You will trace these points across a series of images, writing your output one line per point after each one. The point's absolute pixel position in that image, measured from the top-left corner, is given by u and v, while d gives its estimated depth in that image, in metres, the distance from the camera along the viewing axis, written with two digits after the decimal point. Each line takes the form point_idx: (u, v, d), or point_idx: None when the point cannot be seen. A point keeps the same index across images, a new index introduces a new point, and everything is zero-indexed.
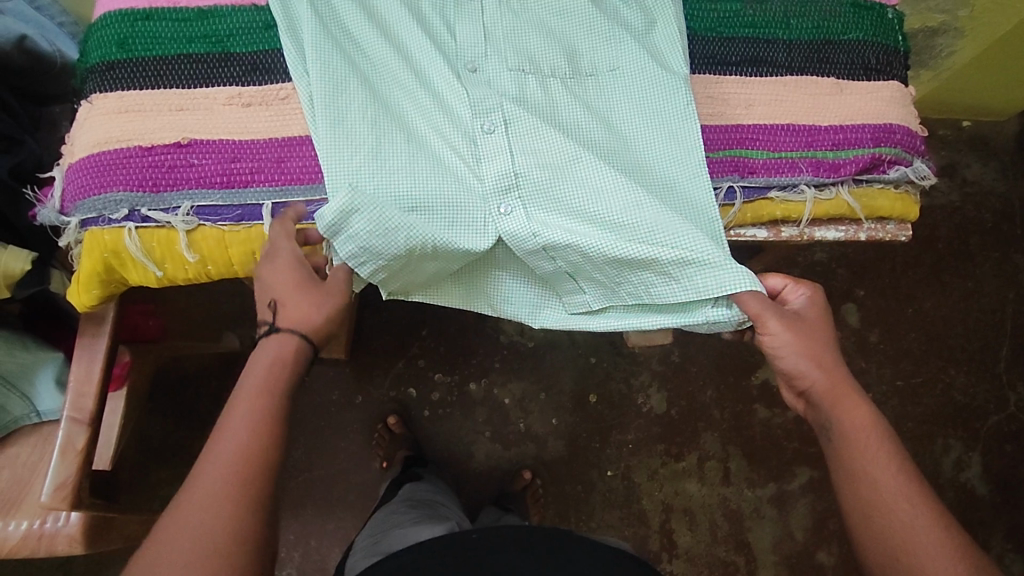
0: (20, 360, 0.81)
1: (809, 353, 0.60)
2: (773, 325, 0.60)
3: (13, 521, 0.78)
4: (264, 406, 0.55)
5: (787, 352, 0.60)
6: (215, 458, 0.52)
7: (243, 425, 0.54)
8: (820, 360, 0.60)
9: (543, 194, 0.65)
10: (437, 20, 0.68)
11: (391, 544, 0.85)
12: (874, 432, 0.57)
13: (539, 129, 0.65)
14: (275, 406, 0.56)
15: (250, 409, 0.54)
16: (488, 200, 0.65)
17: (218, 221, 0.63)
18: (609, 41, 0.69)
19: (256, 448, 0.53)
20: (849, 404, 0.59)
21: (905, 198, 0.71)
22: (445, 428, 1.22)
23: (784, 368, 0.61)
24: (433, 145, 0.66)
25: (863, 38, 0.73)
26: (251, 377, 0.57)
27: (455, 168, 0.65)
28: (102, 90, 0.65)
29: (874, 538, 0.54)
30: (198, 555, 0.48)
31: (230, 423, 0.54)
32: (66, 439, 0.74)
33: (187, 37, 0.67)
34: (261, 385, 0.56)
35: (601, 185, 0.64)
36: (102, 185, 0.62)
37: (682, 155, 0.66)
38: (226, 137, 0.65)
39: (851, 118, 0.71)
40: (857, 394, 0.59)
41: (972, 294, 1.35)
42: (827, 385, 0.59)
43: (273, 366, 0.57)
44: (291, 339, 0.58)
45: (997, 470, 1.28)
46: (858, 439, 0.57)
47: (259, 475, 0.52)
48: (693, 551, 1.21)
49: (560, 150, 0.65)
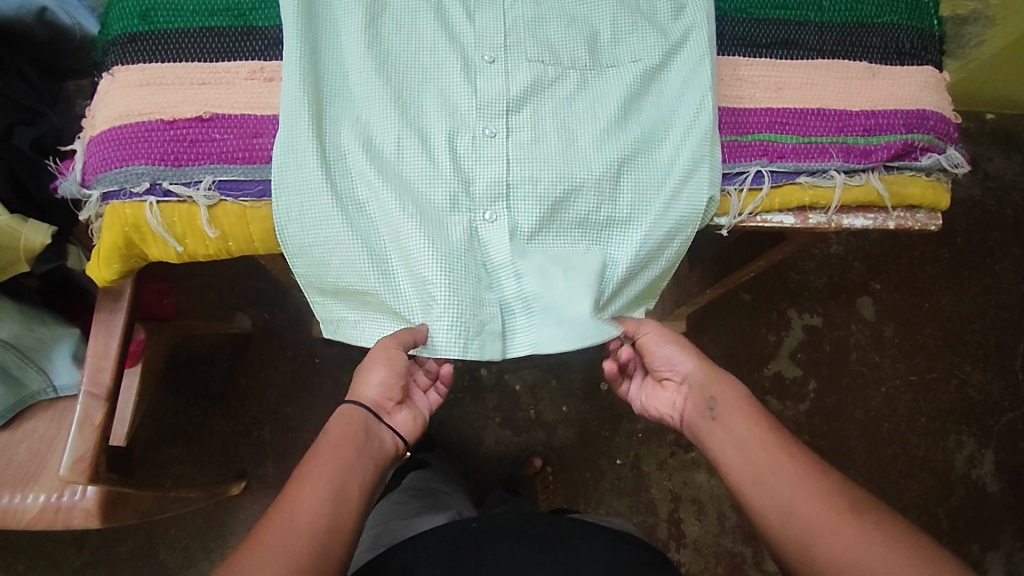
0: (37, 335, 0.80)
1: (685, 348, 0.67)
2: (648, 327, 0.68)
3: (31, 494, 0.79)
4: (332, 461, 0.56)
5: (661, 342, 0.68)
6: (301, 501, 0.52)
7: (320, 479, 0.54)
8: (693, 352, 0.67)
9: (534, 200, 0.63)
10: (458, 7, 0.66)
11: (393, 536, 0.85)
12: (740, 401, 0.61)
13: (538, 139, 0.64)
14: (341, 457, 0.57)
15: (321, 467, 0.55)
16: (473, 210, 0.63)
17: (240, 196, 0.62)
18: (633, 30, 0.67)
19: (332, 481, 0.55)
20: (659, 395, 0.70)
21: (936, 186, 0.70)
22: (456, 413, 1.22)
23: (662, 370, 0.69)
24: (429, 138, 0.63)
25: (897, 21, 0.71)
26: (320, 452, 0.57)
27: (443, 165, 0.63)
28: (124, 62, 0.64)
29: (797, 550, 0.51)
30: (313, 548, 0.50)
31: (306, 481, 0.54)
32: (84, 413, 0.75)
33: (209, 10, 0.66)
34: (327, 450, 0.57)
35: (590, 197, 0.64)
36: (124, 158, 0.61)
37: (701, 162, 0.65)
38: (249, 111, 0.64)
39: (884, 104, 0.69)
40: (722, 376, 0.64)
41: (992, 290, 1.33)
42: (697, 371, 0.66)
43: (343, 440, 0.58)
44: (361, 418, 0.61)
45: (1009, 469, 1.27)
46: (722, 410, 0.62)
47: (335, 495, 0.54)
48: (701, 541, 1.21)
49: (560, 150, 0.64)
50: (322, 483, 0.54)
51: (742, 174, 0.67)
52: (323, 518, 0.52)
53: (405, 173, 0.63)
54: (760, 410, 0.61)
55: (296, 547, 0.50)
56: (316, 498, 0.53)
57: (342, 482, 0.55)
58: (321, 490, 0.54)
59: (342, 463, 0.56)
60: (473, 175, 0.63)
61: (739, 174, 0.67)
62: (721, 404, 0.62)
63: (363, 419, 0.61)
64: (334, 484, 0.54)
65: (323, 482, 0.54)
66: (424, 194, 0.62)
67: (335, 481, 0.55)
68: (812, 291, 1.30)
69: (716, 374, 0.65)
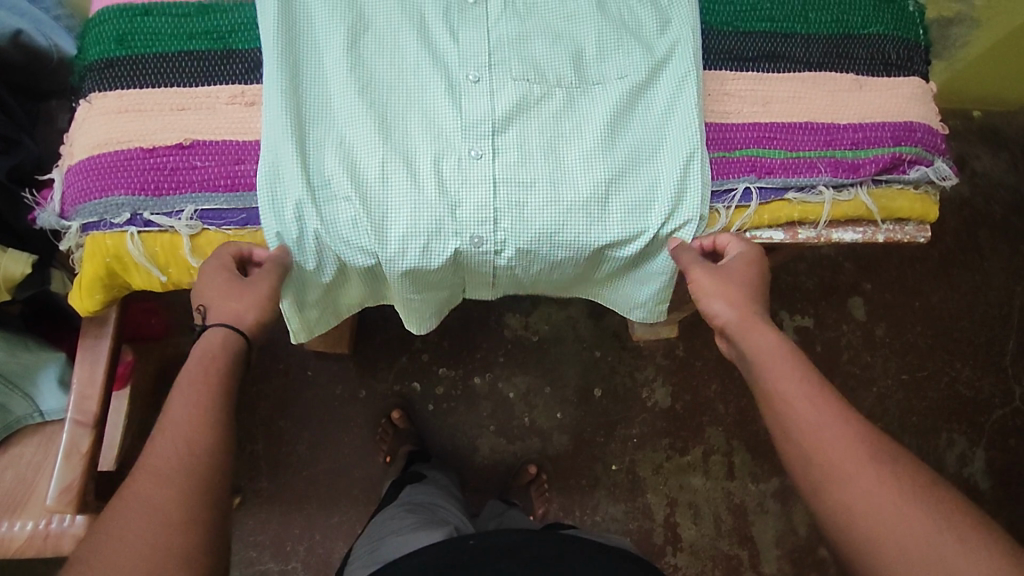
0: (21, 360, 0.80)
1: (724, 294, 0.61)
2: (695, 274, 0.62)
3: (18, 522, 0.77)
4: (205, 390, 0.53)
5: (702, 294, 0.62)
6: (170, 429, 0.51)
7: (188, 407, 0.52)
8: (734, 298, 0.61)
9: (521, 223, 0.63)
10: (440, 26, 0.65)
11: (387, 553, 0.84)
12: (777, 351, 0.57)
13: (527, 157, 0.63)
14: (213, 384, 0.54)
15: (187, 396, 0.52)
16: (461, 232, 0.62)
17: (223, 225, 0.62)
18: (618, 49, 0.66)
19: (202, 405, 0.52)
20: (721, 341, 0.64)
21: (925, 199, 0.69)
22: (449, 422, 1.22)
23: (704, 312, 0.63)
24: (416, 159, 0.62)
25: (883, 32, 0.71)
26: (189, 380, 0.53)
27: (428, 186, 0.61)
28: (101, 89, 0.63)
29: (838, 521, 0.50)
30: (182, 472, 0.49)
31: (173, 410, 0.52)
32: (71, 442, 0.74)
33: (187, 33, 0.64)
34: (197, 376, 0.54)
35: (578, 219, 0.63)
36: (103, 189, 0.60)
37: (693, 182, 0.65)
38: (229, 137, 0.62)
39: (871, 116, 0.69)
40: (765, 324, 0.59)
41: (981, 287, 1.34)
42: (736, 321, 0.60)
43: (206, 359, 0.55)
44: (219, 331, 0.56)
45: (1000, 465, 1.28)
46: (764, 361, 0.57)
47: (210, 415, 0.52)
48: (697, 544, 1.21)
49: (547, 170, 0.63)
50: (185, 408, 0.52)
51: (731, 192, 0.66)
52: (174, 478, 0.48)
53: (388, 197, 0.61)
54: (804, 362, 0.57)
55: (173, 478, 0.48)
56: (182, 422, 0.51)
57: (208, 403, 0.53)
58: (190, 410, 0.52)
59: (210, 389, 0.53)
60: (460, 197, 0.62)
61: (728, 192, 0.67)
62: (760, 361, 0.57)
63: (230, 341, 0.56)
64: (206, 405, 0.52)
65: (189, 406, 0.52)
66: (409, 215, 0.61)
67: (197, 406, 0.52)
68: (803, 293, 1.30)
69: (751, 320, 0.59)
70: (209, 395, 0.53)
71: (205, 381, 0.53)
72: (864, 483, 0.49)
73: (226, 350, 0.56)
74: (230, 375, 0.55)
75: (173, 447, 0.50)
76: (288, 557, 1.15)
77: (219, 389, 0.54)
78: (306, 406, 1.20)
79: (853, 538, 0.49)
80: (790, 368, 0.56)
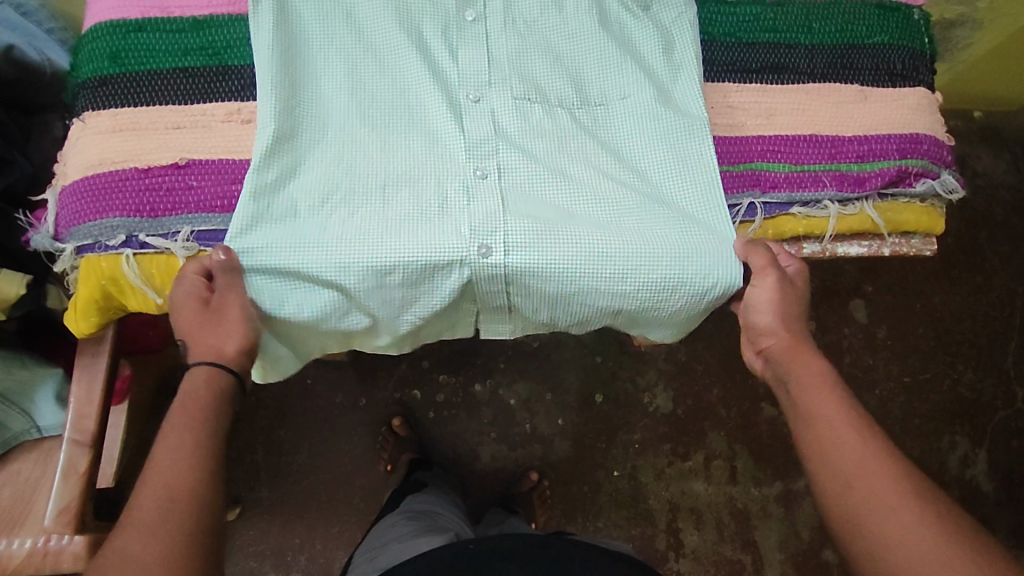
0: (19, 377, 0.79)
1: (783, 312, 0.60)
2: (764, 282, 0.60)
3: (17, 539, 0.76)
4: (192, 437, 0.53)
5: (760, 305, 0.61)
6: (157, 476, 0.50)
7: (175, 453, 0.51)
8: (788, 319, 0.60)
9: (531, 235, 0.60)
10: (439, 45, 0.64)
11: (391, 558, 0.83)
12: (823, 381, 0.57)
13: (534, 177, 0.62)
14: (200, 430, 0.53)
15: (176, 442, 0.52)
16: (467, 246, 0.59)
17: (220, 246, 0.61)
18: (619, 69, 0.65)
19: (190, 452, 0.52)
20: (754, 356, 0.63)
21: (931, 212, 0.69)
22: (450, 429, 1.21)
23: (752, 327, 0.62)
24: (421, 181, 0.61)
25: (887, 42, 0.70)
26: (178, 426, 0.53)
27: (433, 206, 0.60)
28: (94, 107, 0.62)
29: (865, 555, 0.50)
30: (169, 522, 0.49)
31: (161, 457, 0.52)
32: (68, 462, 0.73)
33: (181, 49, 0.63)
34: (185, 422, 0.53)
35: (588, 231, 0.60)
36: (97, 211, 0.59)
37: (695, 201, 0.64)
38: (225, 156, 0.61)
39: (876, 128, 0.68)
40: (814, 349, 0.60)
41: (983, 289, 1.33)
42: (787, 342, 0.60)
43: (195, 402, 0.54)
44: (203, 368, 0.56)
45: (1003, 467, 1.27)
46: (805, 389, 0.57)
47: (196, 461, 0.52)
48: (700, 550, 1.21)
49: (555, 190, 0.62)
50: (171, 456, 0.51)
51: (735, 207, 0.65)
52: (160, 530, 0.48)
53: (392, 215, 0.59)
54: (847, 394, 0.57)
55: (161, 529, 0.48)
56: (168, 470, 0.51)
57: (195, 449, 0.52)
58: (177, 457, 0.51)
59: (196, 435, 0.53)
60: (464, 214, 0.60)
61: (732, 207, 0.66)
62: (803, 392, 0.57)
63: (216, 379, 0.56)
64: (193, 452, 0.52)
65: (176, 454, 0.51)
66: (411, 232, 0.59)
67: (184, 452, 0.52)
68: None
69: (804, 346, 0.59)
70: (197, 439, 0.53)
71: (194, 427, 0.53)
72: (882, 509, 0.50)
73: (212, 387, 0.55)
74: (217, 419, 0.55)
75: (159, 495, 0.50)
76: (288, 566, 1.14)
77: (206, 434, 0.53)
78: (306, 415, 1.19)
79: (868, 549, 0.50)
80: (830, 400, 0.56)
